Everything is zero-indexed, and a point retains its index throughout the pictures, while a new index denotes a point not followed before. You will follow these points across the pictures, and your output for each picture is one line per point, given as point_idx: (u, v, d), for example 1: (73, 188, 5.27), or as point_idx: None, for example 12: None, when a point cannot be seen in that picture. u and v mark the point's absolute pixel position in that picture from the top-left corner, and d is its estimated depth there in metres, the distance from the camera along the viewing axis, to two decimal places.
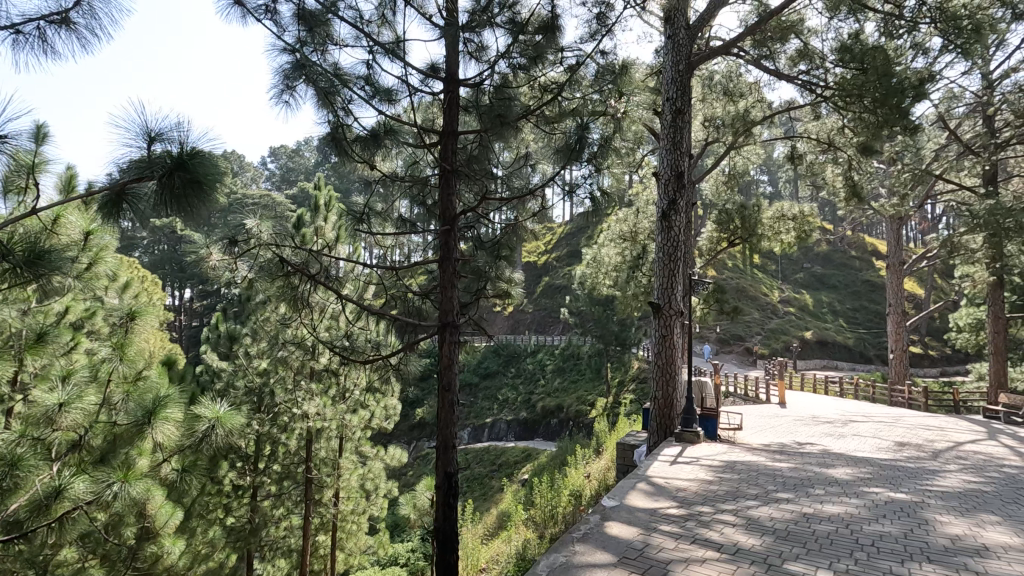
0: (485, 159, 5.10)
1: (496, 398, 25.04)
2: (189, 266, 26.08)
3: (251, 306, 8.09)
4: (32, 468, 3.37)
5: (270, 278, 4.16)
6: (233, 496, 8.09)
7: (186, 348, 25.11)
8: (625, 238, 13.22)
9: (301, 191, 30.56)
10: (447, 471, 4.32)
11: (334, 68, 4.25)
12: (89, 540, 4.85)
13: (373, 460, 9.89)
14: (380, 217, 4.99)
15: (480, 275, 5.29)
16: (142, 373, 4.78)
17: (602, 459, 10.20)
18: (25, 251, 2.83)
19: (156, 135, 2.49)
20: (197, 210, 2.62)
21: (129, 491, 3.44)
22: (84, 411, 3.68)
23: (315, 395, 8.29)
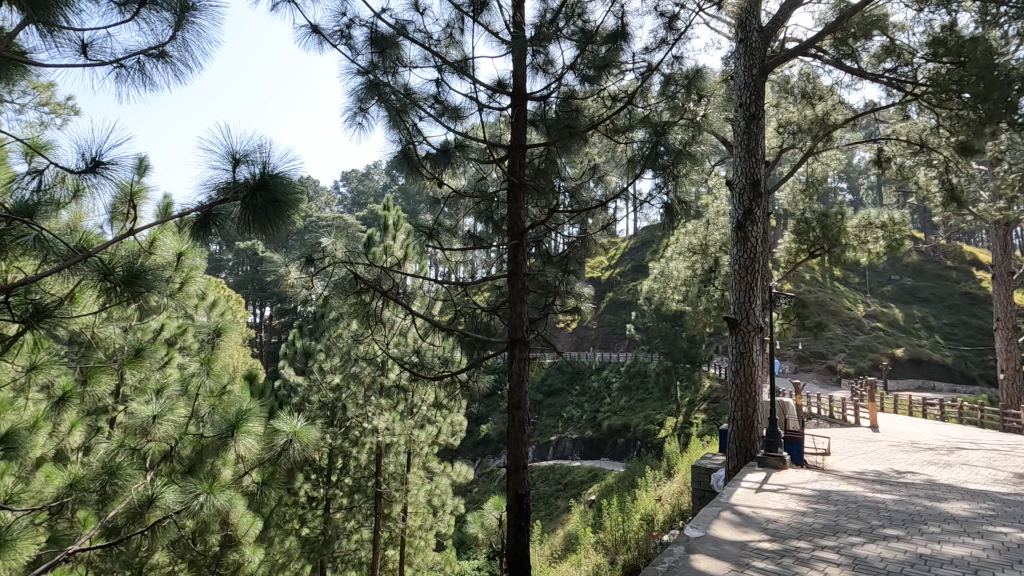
0: (552, 172, 5.07)
1: (561, 416, 24.66)
2: (267, 286, 27.55)
3: (325, 323, 8.39)
4: (128, 477, 3.72)
5: (344, 296, 4.26)
6: (308, 507, 8.30)
7: (266, 363, 26.51)
8: (694, 251, 12.77)
9: (370, 213, 31.88)
10: (518, 492, 4.21)
11: (405, 88, 4.39)
12: (177, 547, 5.03)
13: (440, 476, 9.86)
14: (449, 233, 5.07)
15: (549, 291, 5.22)
16: (227, 388, 5.01)
17: (675, 482, 9.70)
18: (123, 270, 3.02)
19: (241, 157, 2.60)
20: (279, 226, 2.72)
21: (213, 502, 3.55)
22: (175, 423, 3.97)
23: (384, 411, 8.41)
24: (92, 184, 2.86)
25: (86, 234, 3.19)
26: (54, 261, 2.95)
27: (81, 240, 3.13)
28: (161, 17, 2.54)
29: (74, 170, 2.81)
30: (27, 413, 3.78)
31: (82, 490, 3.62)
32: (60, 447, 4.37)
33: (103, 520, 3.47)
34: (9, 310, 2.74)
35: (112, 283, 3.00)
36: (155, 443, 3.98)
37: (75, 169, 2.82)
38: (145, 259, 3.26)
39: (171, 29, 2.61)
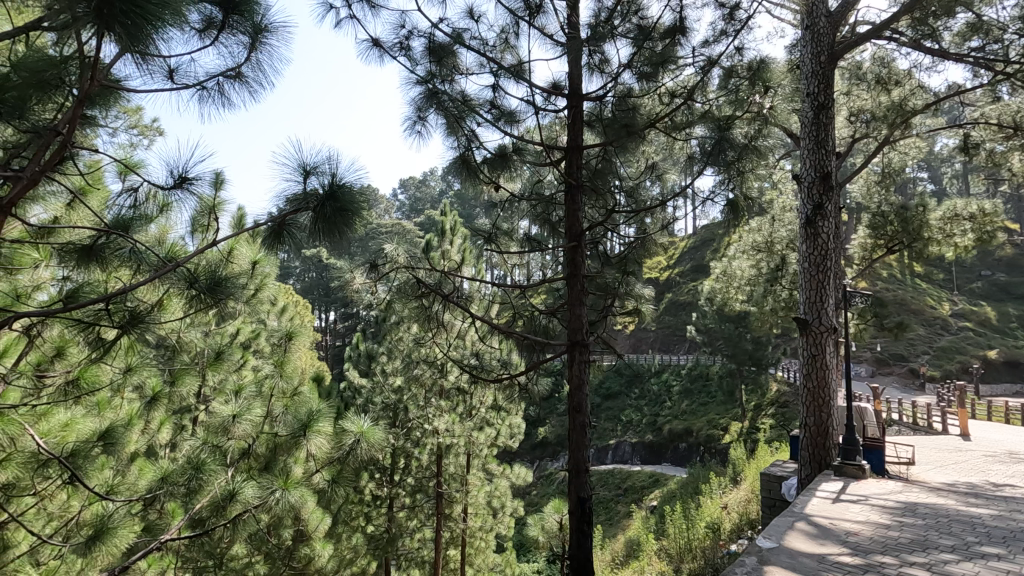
0: (609, 172, 5.01)
1: (619, 419, 24.28)
2: (332, 291, 28.68)
3: (387, 326, 8.64)
4: (212, 473, 3.99)
5: (407, 299, 4.38)
6: (372, 505, 8.55)
7: (331, 365, 27.62)
8: (759, 249, 12.25)
9: (427, 218, 32.62)
10: (580, 496, 4.16)
11: (462, 95, 4.47)
12: (255, 539, 5.31)
13: (499, 478, 9.90)
14: (506, 236, 5.11)
15: (608, 293, 5.15)
16: (298, 389, 5.25)
17: (742, 490, 9.32)
18: (205, 278, 3.24)
19: (310, 168, 2.73)
20: (346, 235, 2.82)
21: (288, 498, 3.72)
22: (252, 422, 4.20)
23: (444, 412, 8.56)
24: (178, 199, 3.08)
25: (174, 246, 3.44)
26: (146, 270, 3.20)
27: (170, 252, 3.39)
28: (237, 40, 2.70)
29: (162, 186, 3.03)
30: (123, 412, 4.10)
31: (172, 484, 3.92)
32: (150, 443, 4.71)
33: (191, 512, 3.71)
34: (109, 317, 2.98)
35: (197, 290, 3.23)
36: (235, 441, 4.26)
37: (163, 186, 3.03)
38: (225, 267, 3.48)
39: (246, 51, 2.77)
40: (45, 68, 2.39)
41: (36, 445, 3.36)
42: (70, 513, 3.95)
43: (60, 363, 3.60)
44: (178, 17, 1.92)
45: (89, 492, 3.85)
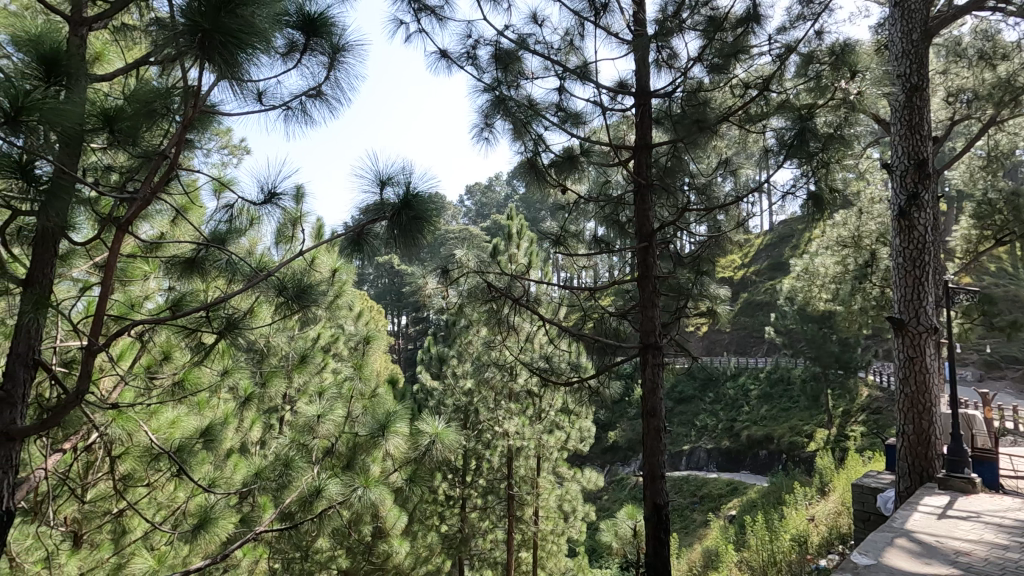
0: (679, 170, 4.89)
1: (694, 424, 23.44)
2: (404, 296, 29.58)
3: (457, 330, 8.83)
4: (300, 470, 4.23)
5: (478, 303, 4.45)
6: (446, 505, 8.71)
7: (404, 368, 28.50)
8: (845, 244, 11.46)
9: (493, 223, 33.09)
10: (656, 502, 4.06)
11: (528, 100, 4.51)
12: (338, 534, 5.57)
13: (570, 482, 9.82)
14: (574, 238, 5.09)
15: (681, 293, 5.01)
16: (375, 391, 5.46)
17: (830, 501, 8.72)
18: (292, 286, 3.47)
19: (386, 179, 2.84)
20: (422, 242, 2.92)
21: (369, 496, 3.88)
22: (335, 422, 4.43)
23: (514, 415, 8.61)
24: (268, 214, 3.32)
25: (265, 257, 3.71)
26: (241, 280, 3.47)
27: (262, 262, 3.66)
28: (318, 61, 2.86)
29: (254, 202, 3.26)
30: (220, 411, 4.42)
31: (264, 479, 4.18)
32: (244, 440, 5.04)
33: (281, 507, 3.94)
34: (209, 324, 3.23)
35: (286, 298, 3.47)
36: (320, 440, 4.49)
37: (254, 202, 3.27)
38: (309, 274, 3.71)
39: (326, 71, 2.92)
40: (153, 99, 2.66)
41: (148, 440, 3.67)
42: (177, 503, 4.27)
43: (167, 365, 3.93)
44: (266, 43, 2.07)
45: (194, 483, 4.18)
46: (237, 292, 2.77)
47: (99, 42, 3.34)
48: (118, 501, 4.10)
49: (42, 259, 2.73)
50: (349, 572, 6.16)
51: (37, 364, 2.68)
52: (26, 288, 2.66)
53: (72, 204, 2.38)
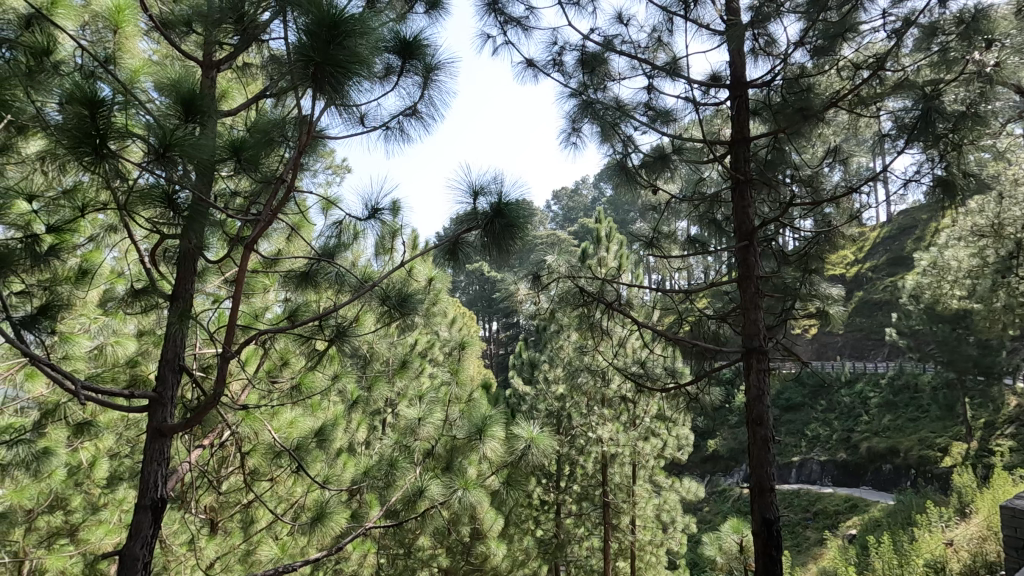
0: (781, 162, 4.60)
1: (804, 434, 21.75)
2: (495, 302, 30.17)
3: (548, 334, 8.87)
4: (404, 470, 4.44)
5: (571, 308, 4.42)
6: (541, 509, 8.72)
7: (495, 373, 28.99)
8: (982, 234, 10.13)
9: (581, 228, 32.96)
10: (766, 517, 3.81)
11: (616, 101, 4.48)
12: (438, 533, 5.77)
13: (668, 491, 9.47)
14: (668, 239, 4.97)
15: (787, 294, 4.70)
16: (471, 395, 5.62)
17: (974, 525, 7.70)
18: (394, 295, 3.69)
19: (479, 190, 2.93)
20: (514, 249, 2.98)
21: (468, 497, 3.99)
22: (435, 425, 4.61)
23: (608, 421, 8.48)
24: (372, 228, 3.55)
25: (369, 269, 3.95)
26: (349, 290, 3.73)
27: (366, 274, 3.91)
28: (413, 81, 3.01)
29: (359, 218, 3.50)
30: (331, 412, 4.77)
31: (372, 477, 4.44)
32: (352, 440, 5.38)
33: (387, 505, 4.16)
34: (321, 331, 3.50)
35: (389, 306, 3.70)
36: (421, 442, 4.69)
37: (359, 217, 3.50)
38: (409, 283, 3.92)
39: (421, 90, 3.07)
40: (271, 128, 2.95)
41: (271, 438, 4.06)
42: (295, 497, 4.65)
43: (286, 370, 4.32)
44: (370, 70, 2.21)
45: (310, 480, 4.55)
46: (345, 303, 2.93)
47: (226, 82, 3.76)
48: (246, 492, 4.55)
49: (184, 275, 3.12)
50: (449, 571, 6.34)
51: (183, 369, 3.04)
52: (173, 303, 3.05)
53: (209, 228, 2.71)
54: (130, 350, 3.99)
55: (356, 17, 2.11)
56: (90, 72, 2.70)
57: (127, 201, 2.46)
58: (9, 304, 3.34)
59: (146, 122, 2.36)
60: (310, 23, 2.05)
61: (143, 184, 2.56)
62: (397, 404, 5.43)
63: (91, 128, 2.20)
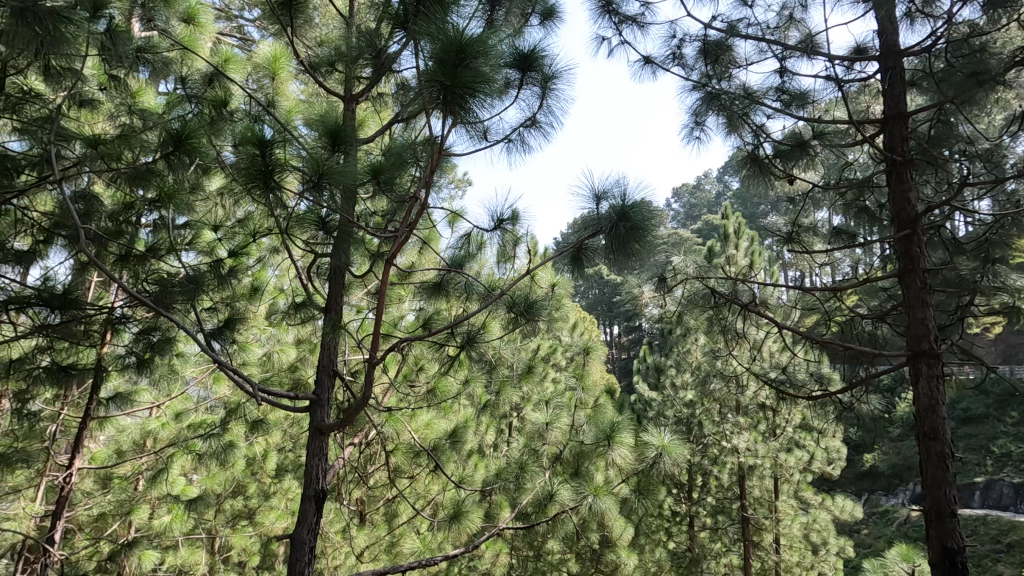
0: (948, 138, 4.02)
1: (991, 451, 18.51)
2: (617, 305, 29.63)
3: (673, 338, 8.56)
4: (534, 473, 4.52)
5: (700, 309, 4.24)
6: (673, 521, 8.35)
7: (619, 378, 28.37)
8: None
9: (705, 225, 31.26)
10: (948, 547, 3.29)
11: (743, 89, 4.22)
12: (568, 539, 5.78)
13: (818, 509, 8.57)
14: (809, 233, 4.55)
15: (963, 288, 4.07)
16: (596, 401, 5.58)
17: None
18: (521, 302, 3.81)
19: (602, 194, 2.91)
20: (640, 252, 2.93)
21: (598, 504, 3.95)
22: (562, 430, 4.64)
23: (744, 430, 7.92)
24: (498, 238, 3.69)
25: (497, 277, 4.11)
26: (477, 298, 3.92)
27: (494, 282, 4.07)
28: (533, 92, 3.07)
29: (485, 229, 3.64)
30: (462, 415, 5.01)
31: (504, 479, 4.57)
32: (481, 443, 5.60)
33: (519, 507, 4.23)
34: (453, 338, 3.70)
35: (516, 312, 3.82)
36: (549, 446, 4.74)
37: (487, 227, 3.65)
38: (534, 290, 4.01)
39: (541, 100, 3.13)
40: (404, 151, 3.19)
41: (410, 438, 4.36)
42: (432, 495, 4.94)
43: (422, 375, 4.62)
44: (494, 86, 2.31)
45: (445, 479, 4.81)
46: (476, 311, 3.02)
47: (364, 112, 4.15)
48: (389, 488, 4.93)
49: (336, 289, 3.47)
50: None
51: (336, 373, 3.39)
52: (327, 313, 3.40)
53: (354, 245, 3.02)
54: (291, 357, 4.54)
55: (479, 39, 2.22)
56: (257, 117, 3.12)
57: (288, 227, 2.81)
58: (201, 318, 3.94)
59: (302, 155, 2.68)
60: (439, 51, 2.20)
61: (300, 210, 2.90)
62: (523, 409, 5.57)
63: (262, 165, 2.55)
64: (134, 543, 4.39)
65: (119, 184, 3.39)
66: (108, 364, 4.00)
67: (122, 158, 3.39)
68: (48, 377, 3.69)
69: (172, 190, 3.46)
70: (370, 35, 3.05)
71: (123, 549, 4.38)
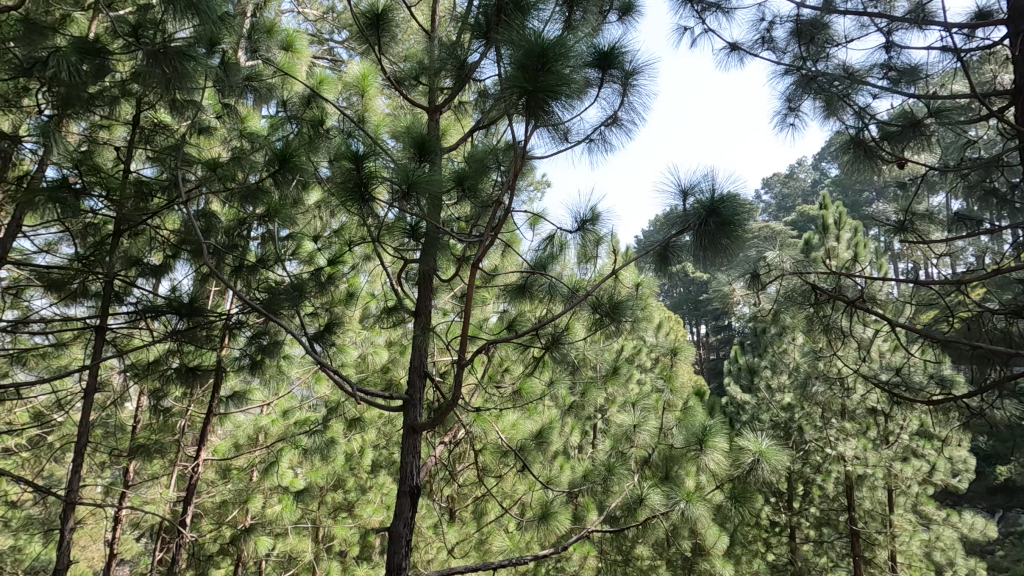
0: None
1: None
2: (704, 304, 28.47)
3: (767, 338, 8.11)
4: (622, 476, 4.43)
5: (799, 307, 4.00)
6: (772, 532, 7.88)
7: (708, 380, 27.22)
8: None
9: (800, 217, 29.25)
10: None
11: (844, 69, 3.92)
12: (658, 545, 5.62)
13: (942, 526, 7.73)
14: (924, 220, 4.14)
15: None
16: (685, 403, 5.39)
17: None
18: (606, 303, 3.77)
19: (688, 190, 2.81)
20: (731, 248, 2.80)
21: (691, 510, 3.81)
22: (651, 432, 4.52)
23: (851, 436, 7.28)
24: (581, 239, 3.67)
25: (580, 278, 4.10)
26: (561, 300, 3.92)
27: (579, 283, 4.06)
28: (613, 90, 3.04)
29: (568, 229, 3.64)
30: (547, 416, 5.03)
31: (591, 482, 4.52)
32: (567, 444, 5.59)
33: (609, 510, 4.14)
34: (539, 339, 3.73)
35: (601, 313, 3.78)
36: (637, 449, 4.64)
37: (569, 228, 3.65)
38: (618, 290, 3.95)
39: (621, 97, 3.09)
40: (487, 157, 3.26)
41: (498, 438, 4.44)
42: (520, 495, 4.99)
43: (508, 376, 4.69)
44: (576, 87, 2.30)
45: (533, 480, 4.84)
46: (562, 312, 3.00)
47: (447, 121, 4.28)
48: (479, 486, 5.04)
49: (425, 293, 3.61)
50: None
51: (426, 375, 3.50)
52: (417, 317, 3.55)
53: (441, 251, 3.13)
54: (384, 359, 4.77)
55: (559, 42, 2.23)
56: (350, 133, 3.31)
57: (381, 235, 2.96)
58: (304, 323, 4.25)
59: (392, 167, 2.81)
60: (520, 57, 2.23)
61: (391, 219, 3.05)
62: (609, 411, 5.49)
63: (357, 178, 2.71)
64: (251, 529, 4.81)
65: (232, 202, 3.74)
66: (227, 366, 4.41)
67: (234, 178, 3.72)
68: (178, 377, 4.13)
69: (277, 205, 3.75)
70: (452, 46, 3.15)
71: (243, 534, 4.81)
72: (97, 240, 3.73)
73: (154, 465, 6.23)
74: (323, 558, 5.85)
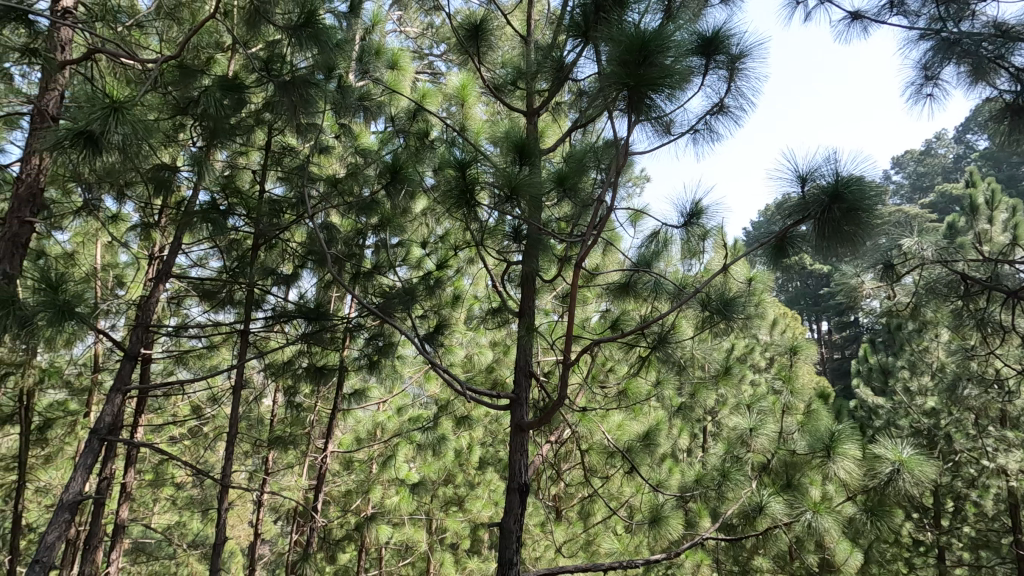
0: None
1: None
2: (825, 299, 26.13)
3: (903, 335, 7.28)
4: (738, 482, 4.19)
5: (943, 300, 3.65)
6: (915, 552, 7.02)
7: (833, 382, 24.91)
8: None
9: (941, 198, 25.88)
10: None
11: (994, 27, 3.43)
12: (780, 557, 5.24)
13: None
14: None
15: None
16: (807, 406, 4.99)
17: None
18: (716, 299, 3.60)
19: (807, 175, 2.61)
20: (859, 236, 2.55)
21: (819, 522, 3.51)
22: (770, 437, 4.23)
23: (1013, 446, 6.31)
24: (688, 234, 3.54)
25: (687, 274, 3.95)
26: (667, 297, 3.81)
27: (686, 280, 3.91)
28: (719, 76, 2.90)
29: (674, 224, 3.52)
30: (654, 417, 4.90)
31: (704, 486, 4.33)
32: (676, 447, 5.40)
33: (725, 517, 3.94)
34: (645, 338, 3.65)
35: (710, 310, 3.62)
36: (754, 454, 4.37)
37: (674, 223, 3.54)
38: (729, 286, 3.75)
39: (728, 83, 2.94)
40: (586, 156, 3.25)
41: (604, 439, 4.39)
42: (629, 497, 4.89)
43: (613, 376, 4.62)
44: (679, 77, 2.22)
45: (642, 482, 4.73)
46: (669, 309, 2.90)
47: (544, 123, 4.32)
48: (585, 487, 5.01)
49: (528, 294, 3.67)
50: None
51: (532, 374, 3.56)
52: (522, 317, 3.62)
53: (543, 252, 3.17)
54: (490, 359, 4.90)
55: (660, 33, 2.16)
56: (453, 142, 3.45)
57: (485, 238, 3.05)
58: (415, 325, 4.49)
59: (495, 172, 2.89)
60: (621, 51, 2.19)
61: (494, 223, 3.13)
62: (721, 413, 5.23)
63: (463, 185, 2.81)
64: (373, 517, 5.16)
65: (350, 214, 4.05)
66: (348, 365, 4.77)
67: (350, 192, 4.03)
68: (308, 376, 4.54)
69: (389, 214, 4.01)
70: (548, 49, 3.18)
71: (366, 521, 5.17)
72: (240, 254, 4.20)
73: (288, 455, 6.90)
74: (436, 549, 6.13)
